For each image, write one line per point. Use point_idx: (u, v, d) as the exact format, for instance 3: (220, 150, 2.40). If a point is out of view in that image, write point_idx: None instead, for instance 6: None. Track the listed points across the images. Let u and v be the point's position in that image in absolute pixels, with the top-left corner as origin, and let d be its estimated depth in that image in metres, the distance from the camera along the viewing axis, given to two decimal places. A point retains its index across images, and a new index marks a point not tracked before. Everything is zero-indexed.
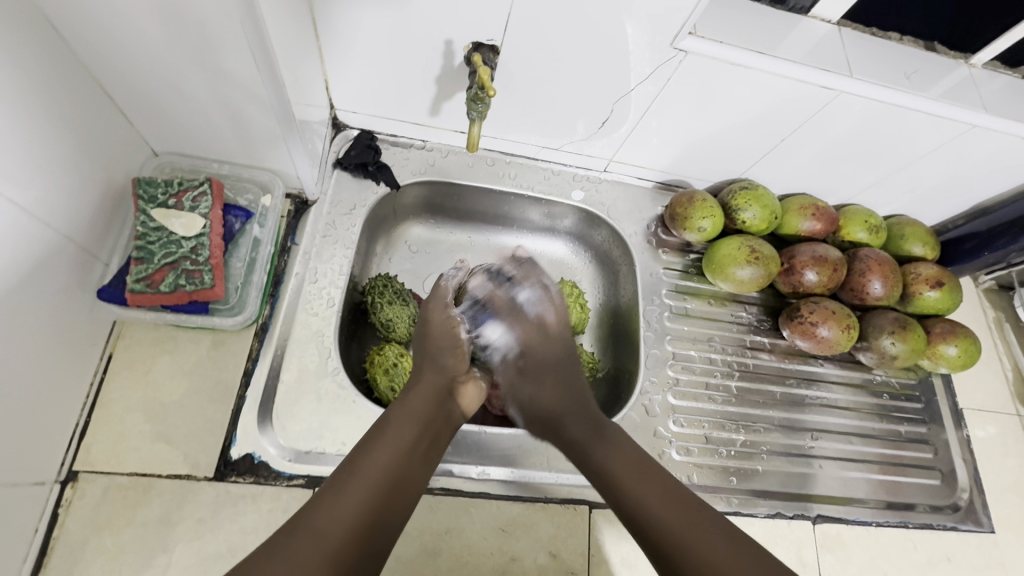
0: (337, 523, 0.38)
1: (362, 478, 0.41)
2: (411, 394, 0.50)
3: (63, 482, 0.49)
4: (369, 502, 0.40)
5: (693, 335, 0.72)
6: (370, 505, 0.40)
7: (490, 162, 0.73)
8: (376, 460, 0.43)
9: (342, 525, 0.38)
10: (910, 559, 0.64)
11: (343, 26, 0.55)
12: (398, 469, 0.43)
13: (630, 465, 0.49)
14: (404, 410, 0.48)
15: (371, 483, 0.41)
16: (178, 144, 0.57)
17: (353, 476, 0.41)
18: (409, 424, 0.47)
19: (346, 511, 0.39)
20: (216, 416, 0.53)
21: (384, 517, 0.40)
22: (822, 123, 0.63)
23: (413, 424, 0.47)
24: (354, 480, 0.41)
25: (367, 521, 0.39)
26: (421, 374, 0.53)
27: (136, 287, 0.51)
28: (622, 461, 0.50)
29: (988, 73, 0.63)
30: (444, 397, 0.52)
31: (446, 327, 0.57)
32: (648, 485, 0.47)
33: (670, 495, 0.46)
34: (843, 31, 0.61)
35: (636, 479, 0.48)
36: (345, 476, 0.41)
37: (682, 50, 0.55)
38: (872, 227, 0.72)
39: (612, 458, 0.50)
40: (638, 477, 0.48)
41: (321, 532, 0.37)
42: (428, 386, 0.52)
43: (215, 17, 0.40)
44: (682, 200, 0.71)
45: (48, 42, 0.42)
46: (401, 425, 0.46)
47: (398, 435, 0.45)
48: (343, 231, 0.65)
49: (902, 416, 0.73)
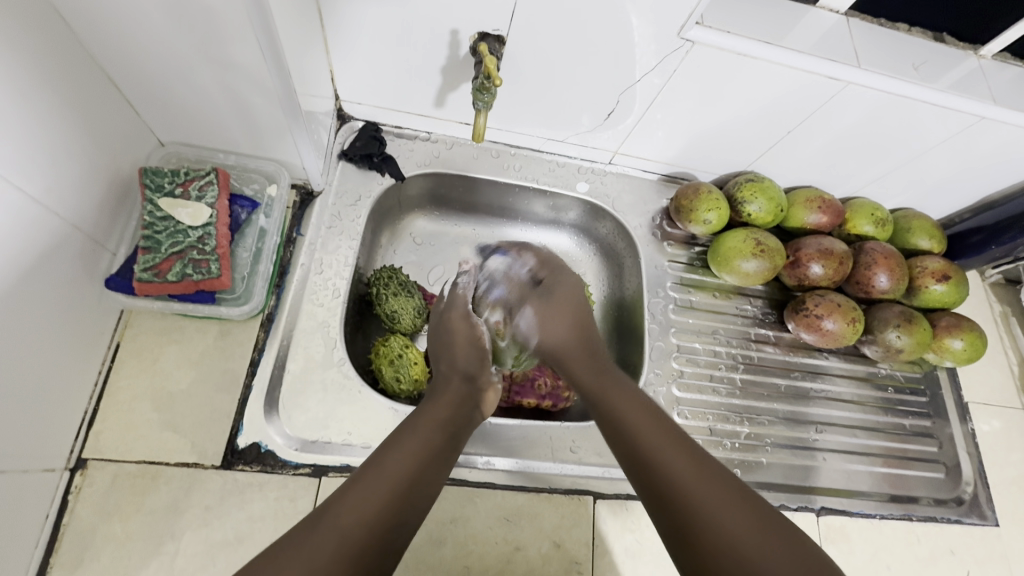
0: (352, 519, 0.37)
1: (386, 477, 0.40)
2: (437, 399, 0.50)
3: (72, 469, 0.49)
4: (392, 496, 0.39)
5: (698, 328, 0.72)
6: (392, 501, 0.39)
7: (495, 154, 0.73)
8: (399, 458, 0.42)
9: (363, 519, 0.37)
10: (914, 552, 0.64)
11: (349, 16, 0.54)
12: (423, 470, 0.43)
13: (665, 439, 0.44)
14: (430, 414, 0.48)
15: (395, 479, 0.41)
16: (184, 135, 0.57)
17: (377, 473, 0.41)
18: (434, 428, 0.47)
19: (368, 507, 0.38)
20: (222, 406, 0.54)
21: (405, 514, 0.40)
22: (830, 114, 0.62)
23: (438, 428, 0.47)
24: (377, 478, 0.40)
25: (387, 518, 0.38)
26: (447, 382, 0.53)
27: (144, 276, 0.52)
28: (649, 430, 0.45)
29: (997, 65, 0.63)
30: (467, 405, 0.52)
31: (470, 336, 0.58)
32: (684, 463, 0.41)
33: (710, 477, 0.40)
34: (851, 21, 0.61)
35: (668, 454, 0.42)
36: (369, 470, 0.41)
37: (689, 41, 0.54)
38: (879, 220, 0.72)
39: (638, 429, 0.45)
40: (674, 453, 0.42)
41: (328, 529, 0.36)
42: (452, 392, 0.52)
43: (221, 6, 0.40)
44: (687, 192, 0.71)
45: (54, 29, 0.42)
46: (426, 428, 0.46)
47: (424, 440, 0.45)
48: (348, 223, 0.65)
49: (907, 410, 0.73)
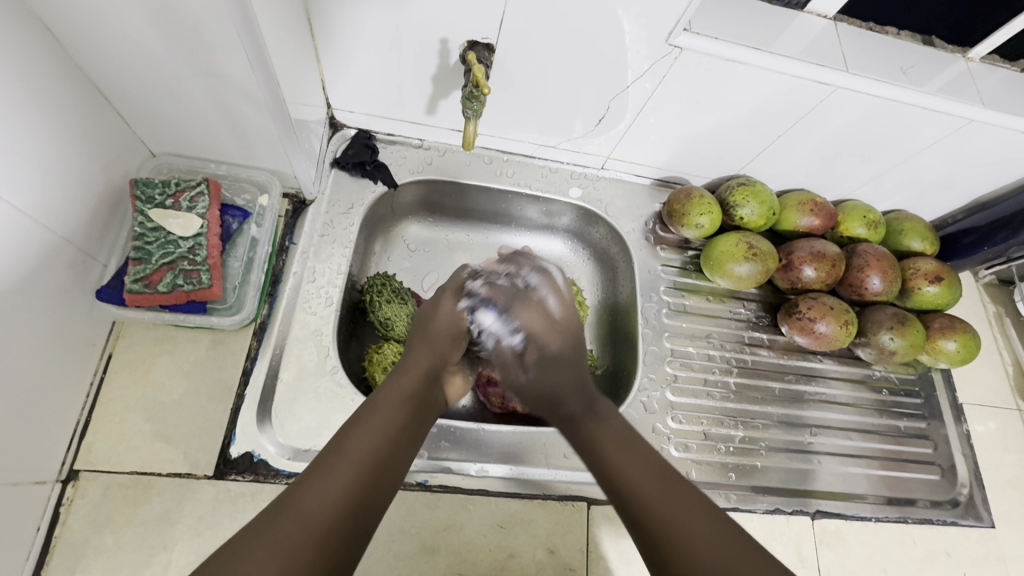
0: (329, 499, 0.36)
1: (353, 457, 0.39)
2: (404, 373, 0.48)
3: (64, 481, 0.49)
4: (364, 472, 0.38)
5: (691, 332, 0.72)
6: (361, 481, 0.38)
7: (488, 160, 0.74)
8: (370, 428, 0.41)
9: (331, 508, 0.35)
10: (910, 554, 0.64)
11: (338, 26, 0.55)
12: (394, 439, 0.42)
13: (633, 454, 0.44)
14: (395, 389, 0.46)
15: (364, 455, 0.39)
16: (175, 145, 0.58)
17: (344, 449, 0.39)
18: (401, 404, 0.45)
19: (336, 490, 0.36)
20: (215, 416, 0.54)
21: (377, 495, 0.38)
22: (821, 117, 0.62)
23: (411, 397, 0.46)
24: (341, 457, 0.38)
25: (355, 499, 0.37)
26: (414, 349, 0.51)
27: (135, 286, 0.52)
28: (617, 443, 0.46)
29: (985, 67, 0.63)
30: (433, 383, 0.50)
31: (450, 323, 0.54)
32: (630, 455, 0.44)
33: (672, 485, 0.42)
34: (838, 26, 0.61)
35: (630, 456, 0.44)
36: (333, 451, 0.39)
37: (677, 47, 0.55)
38: (870, 222, 0.72)
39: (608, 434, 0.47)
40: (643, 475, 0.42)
41: (303, 512, 0.35)
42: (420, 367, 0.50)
43: (209, 18, 0.40)
44: (679, 197, 0.71)
45: (41, 42, 0.42)
46: (389, 407, 0.44)
47: (388, 416, 0.43)
48: (341, 231, 0.66)
49: (902, 411, 0.73)
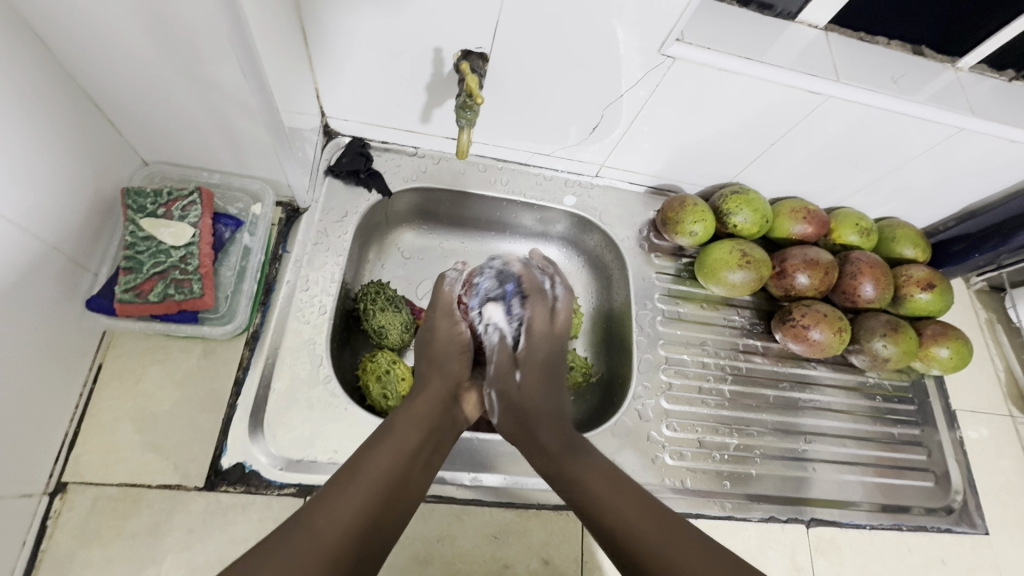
0: (335, 528, 0.38)
1: (360, 484, 0.41)
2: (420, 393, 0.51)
3: (52, 493, 0.49)
4: (374, 498, 0.41)
5: (686, 339, 0.72)
6: (369, 507, 0.40)
7: (482, 168, 0.74)
8: (382, 456, 0.43)
9: (337, 537, 0.38)
10: (905, 562, 0.64)
11: (332, 35, 0.55)
12: (405, 466, 0.44)
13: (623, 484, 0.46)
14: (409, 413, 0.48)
15: (373, 481, 0.41)
16: (167, 154, 0.57)
17: (353, 477, 0.41)
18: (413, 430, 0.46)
19: (340, 518, 0.38)
20: (206, 426, 0.53)
21: (387, 518, 0.41)
22: (813, 126, 0.63)
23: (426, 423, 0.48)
24: (350, 484, 0.41)
25: (361, 528, 0.39)
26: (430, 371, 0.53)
27: (125, 296, 0.51)
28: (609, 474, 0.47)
29: (975, 77, 0.64)
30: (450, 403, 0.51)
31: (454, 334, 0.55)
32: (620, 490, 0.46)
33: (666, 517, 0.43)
34: (830, 36, 0.62)
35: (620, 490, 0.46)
36: (344, 477, 0.41)
37: (670, 56, 0.55)
38: (863, 229, 0.72)
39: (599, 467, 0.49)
40: (611, 492, 0.45)
41: (311, 537, 0.37)
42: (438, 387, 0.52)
43: (202, 26, 0.40)
44: (673, 204, 0.71)
45: (31, 51, 0.42)
46: (403, 430, 0.46)
47: (401, 443, 0.45)
48: (335, 239, 0.65)
49: (896, 418, 0.74)
